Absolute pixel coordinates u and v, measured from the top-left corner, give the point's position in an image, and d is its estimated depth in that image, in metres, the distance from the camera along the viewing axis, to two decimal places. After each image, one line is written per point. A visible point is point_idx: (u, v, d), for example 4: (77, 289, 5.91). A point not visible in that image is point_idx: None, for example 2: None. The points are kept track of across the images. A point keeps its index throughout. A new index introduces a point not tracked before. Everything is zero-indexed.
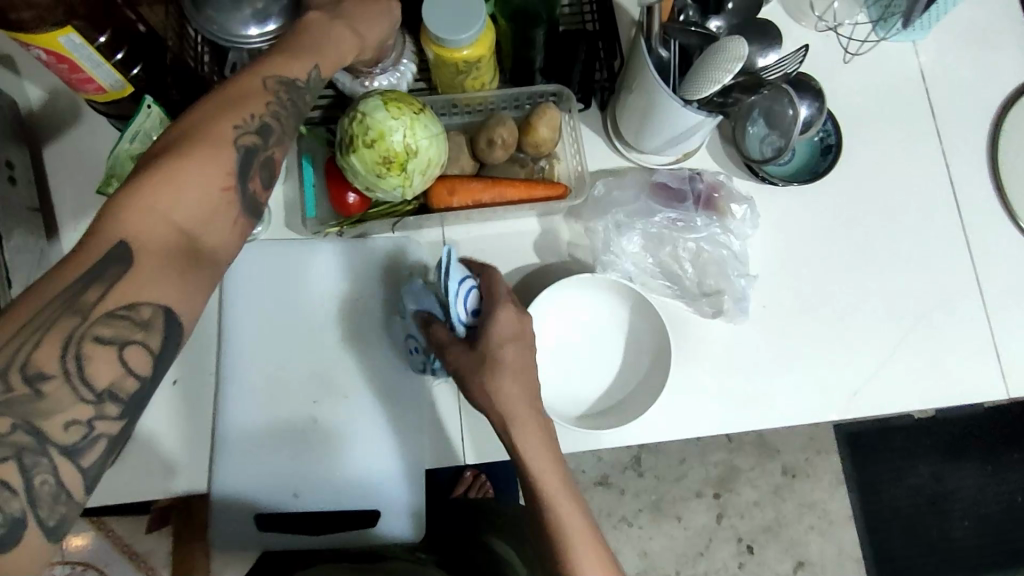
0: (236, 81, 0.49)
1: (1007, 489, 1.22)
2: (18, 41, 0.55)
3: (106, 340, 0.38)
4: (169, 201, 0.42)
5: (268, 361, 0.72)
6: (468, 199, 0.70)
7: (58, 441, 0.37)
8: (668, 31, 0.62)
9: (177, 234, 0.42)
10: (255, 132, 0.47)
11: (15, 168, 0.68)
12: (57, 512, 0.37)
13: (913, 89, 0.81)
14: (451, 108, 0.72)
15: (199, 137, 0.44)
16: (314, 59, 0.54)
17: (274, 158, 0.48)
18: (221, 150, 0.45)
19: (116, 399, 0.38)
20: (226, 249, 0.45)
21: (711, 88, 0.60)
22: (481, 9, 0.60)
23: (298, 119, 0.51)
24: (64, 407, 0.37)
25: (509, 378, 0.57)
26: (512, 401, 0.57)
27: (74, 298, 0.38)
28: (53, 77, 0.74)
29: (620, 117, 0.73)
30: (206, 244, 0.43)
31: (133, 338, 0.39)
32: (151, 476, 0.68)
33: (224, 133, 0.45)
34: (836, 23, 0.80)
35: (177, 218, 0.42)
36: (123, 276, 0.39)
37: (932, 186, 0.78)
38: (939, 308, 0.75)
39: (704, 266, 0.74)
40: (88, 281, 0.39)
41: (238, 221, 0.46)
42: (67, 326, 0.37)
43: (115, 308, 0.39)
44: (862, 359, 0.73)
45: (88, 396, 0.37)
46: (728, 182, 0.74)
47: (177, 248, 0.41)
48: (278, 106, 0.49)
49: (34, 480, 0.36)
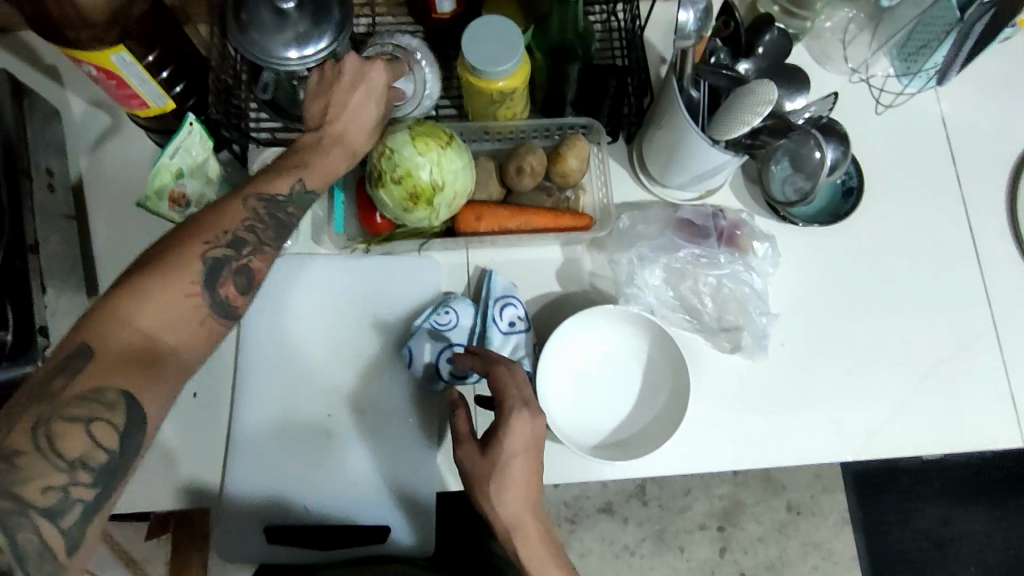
0: (220, 202, 0.55)
1: (1015, 537, 1.21)
2: (71, 57, 0.58)
3: (72, 419, 0.43)
4: (134, 309, 0.47)
5: (285, 374, 0.72)
6: (495, 225, 0.71)
7: (36, 504, 0.42)
8: (699, 73, 0.64)
9: (140, 337, 0.47)
10: (225, 246, 0.53)
11: (54, 175, 0.70)
12: (39, 568, 0.42)
13: (935, 135, 0.82)
14: (483, 134, 0.74)
15: (172, 255, 0.50)
16: (299, 173, 0.58)
17: (249, 266, 0.54)
18: (189, 265, 0.50)
19: (88, 468, 0.43)
20: (191, 351, 0.50)
21: (741, 130, 0.61)
22: (519, 44, 0.62)
23: (279, 229, 0.56)
24: (41, 474, 0.42)
25: (512, 493, 0.57)
26: (518, 511, 0.58)
27: (45, 387, 0.44)
28: (96, 88, 0.77)
29: (647, 151, 0.74)
30: (171, 345, 0.48)
31: (98, 417, 0.44)
32: (166, 485, 0.69)
33: (194, 250, 0.51)
34: (869, 74, 0.82)
35: (142, 323, 0.47)
36: (86, 370, 0.44)
37: (951, 231, 0.79)
38: (955, 353, 0.75)
39: (724, 302, 0.74)
40: (56, 375, 0.44)
41: (206, 321, 0.51)
42: (36, 413, 0.43)
43: (81, 393, 0.44)
44: (877, 401, 0.73)
45: (60, 465, 0.42)
46: (750, 221, 0.76)
47: (141, 349, 0.47)
48: (255, 222, 0.55)
49: (18, 538, 0.41)
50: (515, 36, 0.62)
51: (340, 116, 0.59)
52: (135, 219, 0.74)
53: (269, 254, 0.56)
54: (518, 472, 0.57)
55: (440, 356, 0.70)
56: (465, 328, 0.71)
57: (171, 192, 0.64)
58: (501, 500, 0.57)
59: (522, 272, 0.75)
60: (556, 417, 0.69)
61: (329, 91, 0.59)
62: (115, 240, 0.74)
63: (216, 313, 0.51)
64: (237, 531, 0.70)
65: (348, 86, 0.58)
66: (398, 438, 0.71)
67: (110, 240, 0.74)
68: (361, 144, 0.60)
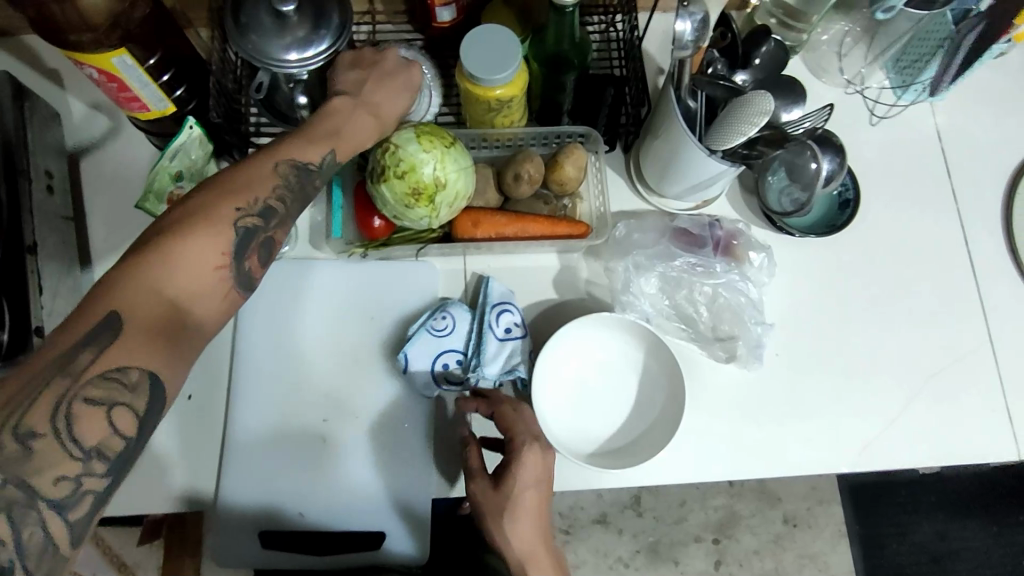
0: (247, 164, 0.53)
1: (1011, 553, 1.20)
2: (73, 59, 0.58)
3: (94, 401, 0.41)
4: (165, 278, 0.45)
5: (282, 378, 0.72)
6: (492, 232, 0.71)
7: (48, 495, 0.39)
8: (696, 83, 0.64)
9: (167, 308, 0.45)
10: (256, 215, 0.51)
11: (53, 177, 0.70)
12: (43, 564, 0.39)
13: (930, 149, 0.82)
14: (481, 141, 0.74)
15: (199, 220, 0.48)
16: (330, 144, 0.57)
17: (273, 239, 0.52)
18: (221, 232, 0.48)
19: (104, 456, 0.41)
20: (212, 323, 0.48)
21: (737, 139, 0.62)
22: (518, 52, 0.62)
23: (304, 201, 0.56)
24: (55, 462, 0.39)
25: (524, 527, 0.61)
26: (529, 544, 0.61)
27: (67, 360, 0.41)
28: (97, 92, 0.77)
29: (644, 159, 0.74)
30: (195, 317, 0.46)
31: (120, 401, 0.42)
32: (159, 488, 0.69)
33: (225, 215, 0.49)
34: (863, 85, 0.83)
35: (170, 291, 0.45)
36: (112, 343, 0.42)
37: (947, 244, 0.80)
38: (950, 366, 0.75)
39: (720, 311, 0.74)
40: (81, 347, 0.41)
41: (229, 295, 0.49)
42: (58, 388, 0.40)
43: (105, 371, 0.41)
44: (872, 412, 0.73)
45: (76, 452, 0.40)
46: (746, 231, 0.76)
47: (168, 320, 0.44)
48: (285, 190, 0.53)
49: (23, 532, 0.38)
50: (515, 45, 0.62)
51: (378, 94, 0.61)
52: (134, 221, 0.74)
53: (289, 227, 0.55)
54: (528, 505, 0.61)
55: (435, 360, 0.70)
56: (461, 333, 0.70)
57: (169, 194, 0.65)
58: (513, 533, 0.60)
59: (518, 280, 0.76)
60: (550, 426, 0.68)
61: (369, 71, 0.62)
62: (113, 243, 0.74)
63: (240, 286, 0.50)
64: (231, 535, 0.69)
65: (389, 70, 0.63)
66: (393, 443, 0.71)
67: (108, 244, 0.74)
68: (390, 117, 0.62)
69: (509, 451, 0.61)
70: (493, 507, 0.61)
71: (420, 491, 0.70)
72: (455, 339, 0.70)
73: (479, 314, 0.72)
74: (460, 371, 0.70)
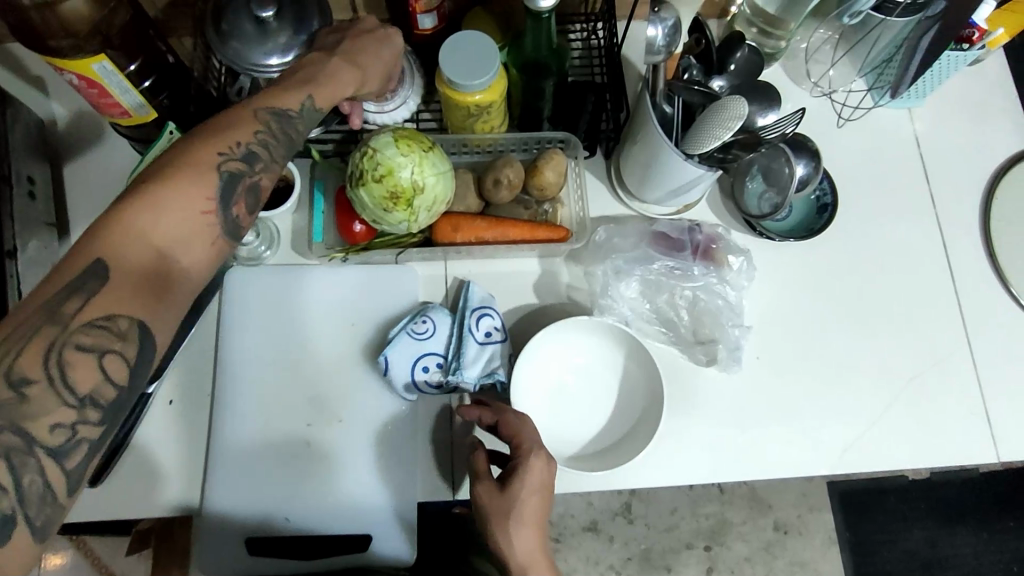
0: (227, 112, 0.53)
1: (1002, 558, 1.20)
2: (53, 66, 0.59)
3: (85, 348, 0.42)
4: (149, 223, 0.45)
5: (265, 383, 0.72)
6: (472, 236, 0.71)
7: (46, 443, 0.41)
8: (672, 89, 0.66)
9: (153, 252, 0.45)
10: (239, 159, 0.51)
11: (36, 183, 0.71)
12: (43, 513, 0.41)
13: (908, 154, 0.83)
14: (462, 147, 0.75)
15: (181, 167, 0.48)
16: (308, 89, 0.57)
17: (260, 183, 0.52)
18: (204, 177, 0.48)
19: (96, 404, 0.42)
20: (200, 270, 0.49)
21: (710, 143, 0.63)
22: (495, 58, 0.63)
23: (289, 147, 0.55)
24: (49, 409, 0.41)
25: (525, 533, 0.58)
26: (532, 556, 0.58)
27: (56, 307, 0.42)
28: (81, 100, 0.78)
29: (624, 164, 0.75)
30: (182, 264, 0.47)
31: (111, 348, 0.43)
32: (141, 493, 0.69)
33: (207, 160, 0.49)
34: (831, 89, 0.84)
35: (155, 237, 0.45)
36: (100, 290, 0.43)
37: (925, 247, 0.80)
38: (930, 368, 0.76)
39: (699, 314, 0.75)
40: (69, 293, 0.42)
41: (217, 242, 0.49)
42: (49, 335, 0.41)
43: (94, 318, 0.43)
44: (854, 415, 0.74)
45: (70, 400, 0.41)
46: (725, 235, 0.76)
47: (152, 267, 0.45)
48: (267, 136, 0.53)
49: (22, 480, 0.40)
50: (493, 52, 0.63)
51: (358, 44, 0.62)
52: None
53: (276, 172, 0.55)
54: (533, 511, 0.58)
55: (415, 365, 0.70)
56: (442, 337, 0.71)
57: None
58: (518, 538, 0.57)
59: (499, 284, 0.76)
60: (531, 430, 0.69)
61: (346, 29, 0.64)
62: None
63: (226, 232, 0.50)
64: (213, 541, 0.69)
65: (371, 29, 0.64)
66: (376, 447, 0.71)
67: None
68: (366, 66, 0.62)
69: (518, 453, 0.60)
70: (500, 510, 0.58)
71: (402, 495, 0.70)
72: (436, 342, 0.71)
73: (460, 318, 0.72)
74: (440, 375, 0.70)
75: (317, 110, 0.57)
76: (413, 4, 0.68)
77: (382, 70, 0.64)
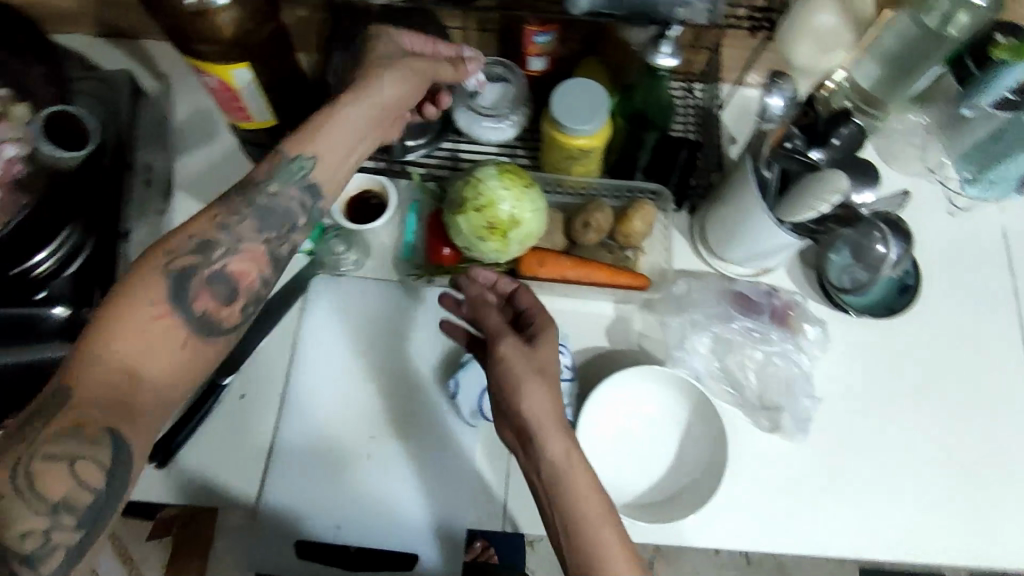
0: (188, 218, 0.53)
1: None
2: (197, 68, 0.64)
3: (57, 457, 0.42)
4: (103, 344, 0.46)
5: (336, 389, 0.74)
6: (556, 273, 0.73)
7: (17, 549, 0.41)
8: (773, 156, 0.66)
9: (123, 373, 0.46)
10: (192, 254, 0.50)
11: (152, 172, 0.75)
12: None
13: (993, 247, 0.83)
14: (555, 186, 0.77)
15: (120, 299, 0.48)
16: (310, 143, 0.56)
17: (226, 269, 0.51)
18: (152, 281, 0.48)
19: (70, 511, 0.42)
20: (172, 369, 0.48)
21: (807, 213, 0.64)
22: (604, 106, 0.66)
23: (281, 216, 0.55)
24: (20, 520, 0.41)
25: (537, 398, 0.56)
26: (559, 449, 0.54)
27: (25, 435, 0.42)
28: (202, 99, 0.82)
29: (709, 222, 0.76)
30: (146, 372, 0.47)
31: (81, 456, 0.43)
32: (200, 484, 0.70)
33: (155, 265, 0.49)
34: (945, 174, 0.84)
35: (118, 351, 0.46)
36: (66, 404, 0.43)
37: (1002, 342, 0.79)
38: (997, 466, 0.74)
39: (768, 380, 0.75)
40: (29, 421, 0.43)
41: (187, 342, 0.49)
42: (14, 454, 0.42)
43: (64, 427, 0.43)
44: (915, 505, 0.72)
45: (42, 509, 0.42)
46: (802, 303, 0.77)
47: (113, 390, 0.45)
48: (224, 218, 0.53)
49: None
50: (604, 101, 0.66)
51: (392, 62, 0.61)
52: None
53: (253, 251, 0.53)
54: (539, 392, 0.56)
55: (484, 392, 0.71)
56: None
57: None
58: (530, 397, 0.55)
59: (573, 323, 0.77)
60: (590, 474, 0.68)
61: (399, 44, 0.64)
62: None
63: (194, 331, 0.50)
64: (263, 543, 0.70)
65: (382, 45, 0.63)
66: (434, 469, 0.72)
67: None
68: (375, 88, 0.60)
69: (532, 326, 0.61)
70: (520, 374, 0.56)
71: (455, 519, 0.70)
72: (458, 292, 0.72)
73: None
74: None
75: (313, 174, 0.56)
76: (527, 47, 0.75)
77: (394, 91, 0.61)
